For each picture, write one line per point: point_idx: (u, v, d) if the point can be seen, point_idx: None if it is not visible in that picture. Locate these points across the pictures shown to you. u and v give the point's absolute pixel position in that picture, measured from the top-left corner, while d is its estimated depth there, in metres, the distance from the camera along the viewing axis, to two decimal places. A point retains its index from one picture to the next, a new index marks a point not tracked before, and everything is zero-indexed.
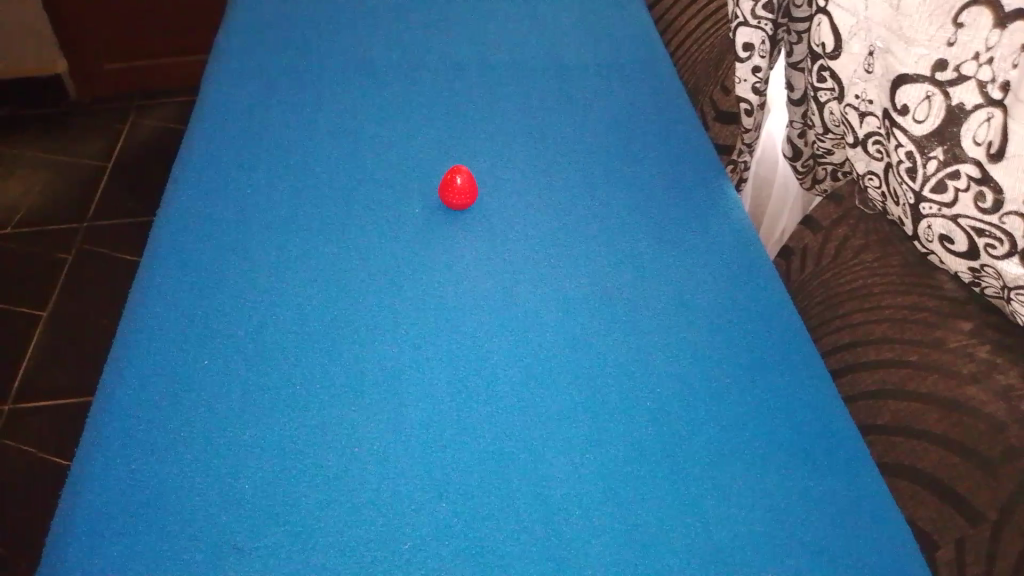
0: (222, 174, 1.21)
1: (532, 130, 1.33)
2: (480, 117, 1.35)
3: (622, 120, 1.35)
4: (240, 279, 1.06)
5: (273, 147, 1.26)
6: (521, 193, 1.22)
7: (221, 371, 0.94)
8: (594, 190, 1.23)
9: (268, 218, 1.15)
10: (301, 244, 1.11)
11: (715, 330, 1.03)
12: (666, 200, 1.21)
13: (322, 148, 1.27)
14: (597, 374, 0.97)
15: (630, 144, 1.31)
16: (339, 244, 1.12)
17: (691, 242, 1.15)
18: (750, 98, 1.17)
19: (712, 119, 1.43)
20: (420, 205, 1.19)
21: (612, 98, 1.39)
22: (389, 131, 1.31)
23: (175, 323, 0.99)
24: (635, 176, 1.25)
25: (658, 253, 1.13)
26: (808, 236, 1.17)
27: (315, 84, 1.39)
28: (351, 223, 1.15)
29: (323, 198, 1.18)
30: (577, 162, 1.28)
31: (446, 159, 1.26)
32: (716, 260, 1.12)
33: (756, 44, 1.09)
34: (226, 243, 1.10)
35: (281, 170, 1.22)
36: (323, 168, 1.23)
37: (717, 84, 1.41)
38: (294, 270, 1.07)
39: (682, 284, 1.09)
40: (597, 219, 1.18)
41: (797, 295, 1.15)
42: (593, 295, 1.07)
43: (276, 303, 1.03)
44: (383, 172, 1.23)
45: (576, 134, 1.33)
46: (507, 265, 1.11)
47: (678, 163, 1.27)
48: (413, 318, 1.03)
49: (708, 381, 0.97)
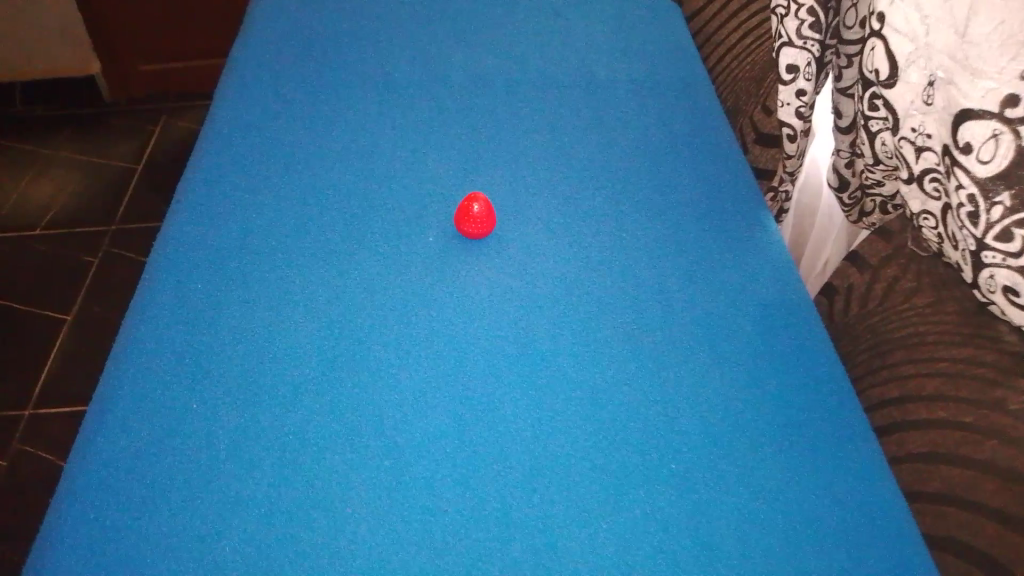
0: (231, 191, 1.15)
1: (558, 152, 1.25)
2: (504, 136, 1.28)
3: (655, 142, 1.27)
4: (241, 302, 0.99)
5: (286, 164, 1.20)
6: (545, 218, 1.14)
7: (215, 403, 0.87)
8: (622, 217, 1.15)
9: (274, 238, 1.08)
10: (307, 267, 1.04)
11: (750, 375, 0.94)
12: (700, 230, 1.13)
13: (336, 166, 1.20)
14: (619, 421, 0.89)
15: (663, 169, 1.23)
16: (349, 266, 1.05)
17: (725, 277, 1.06)
18: (793, 123, 1.09)
19: (751, 141, 1.35)
20: (436, 229, 1.11)
21: (644, 119, 1.31)
22: (407, 150, 1.24)
23: (167, 349, 0.92)
24: (667, 203, 1.17)
25: (691, 287, 1.05)
26: (852, 273, 1.08)
27: (331, 98, 1.33)
28: (362, 245, 1.08)
29: (334, 218, 1.12)
30: (605, 187, 1.20)
31: (466, 181, 1.19)
32: (752, 298, 1.03)
33: (801, 66, 1.01)
34: (229, 263, 1.04)
35: (291, 188, 1.16)
36: (336, 187, 1.16)
37: (759, 105, 1.32)
38: (298, 293, 1.00)
39: (716, 323, 1.00)
40: (624, 249, 1.10)
41: (841, 338, 1.05)
42: (618, 331, 0.98)
43: (276, 329, 0.95)
44: (399, 192, 1.17)
45: (606, 156, 1.25)
46: (527, 295, 1.03)
47: (715, 190, 1.19)
48: (422, 350, 0.94)
49: (742, 433, 0.88)
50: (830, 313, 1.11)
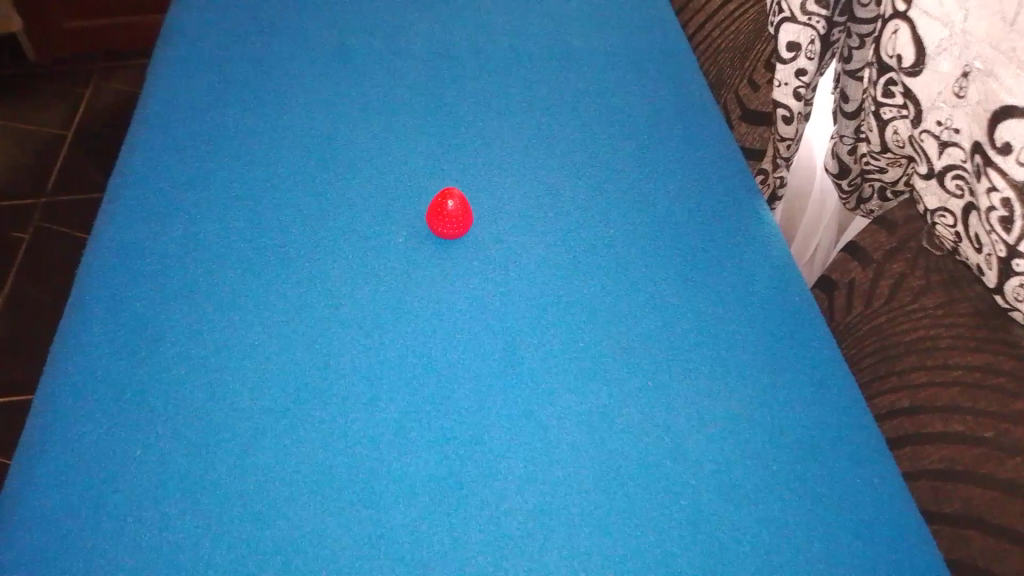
0: (174, 180, 1.01)
1: (536, 135, 1.14)
2: (474, 114, 1.16)
3: (641, 123, 1.17)
4: (191, 311, 0.86)
5: (235, 149, 1.06)
6: (528, 209, 1.03)
7: (164, 437, 0.75)
8: (608, 204, 1.05)
9: (224, 235, 0.95)
10: (263, 270, 0.91)
11: (763, 388, 0.85)
12: (698, 219, 1.03)
13: (287, 148, 1.07)
14: (623, 445, 0.79)
15: (652, 153, 1.13)
16: (311, 267, 0.92)
17: (722, 271, 0.97)
18: (790, 105, 1.00)
19: (736, 117, 1.27)
20: (403, 219, 1.00)
21: (627, 98, 1.21)
22: (367, 129, 1.12)
23: (101, 365, 0.80)
24: (655, 188, 1.08)
25: (692, 286, 0.95)
26: (856, 267, 1.01)
27: (280, 71, 1.19)
28: (324, 243, 0.95)
29: (290, 210, 0.99)
30: (591, 173, 1.09)
31: (434, 164, 1.08)
32: (753, 294, 0.95)
33: (804, 44, 0.92)
34: (175, 266, 0.91)
35: (239, 174, 1.03)
36: (287, 172, 1.04)
37: (745, 78, 1.24)
38: (253, 300, 0.88)
39: (721, 328, 0.91)
40: (612, 240, 1.00)
41: (845, 338, 0.98)
42: (616, 339, 0.89)
43: (231, 343, 0.83)
44: (364, 180, 1.04)
45: (589, 139, 1.14)
46: (512, 298, 0.92)
47: (705, 173, 1.10)
48: (398, 365, 0.83)
49: (759, 456, 0.80)
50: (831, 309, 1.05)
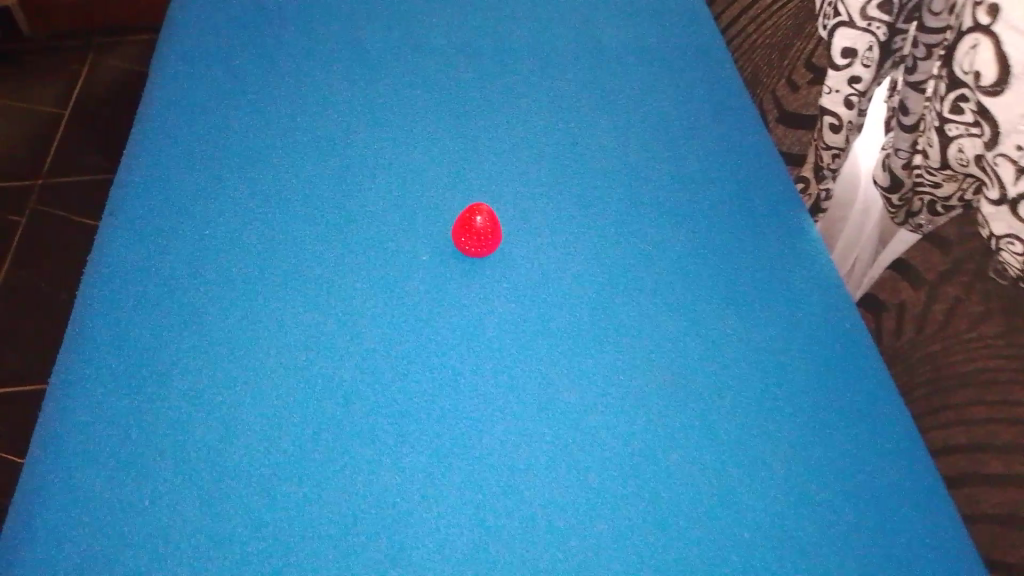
0: (181, 186, 0.94)
1: (566, 137, 1.07)
2: (499, 113, 1.09)
3: (678, 125, 1.10)
4: (202, 335, 0.79)
5: (245, 150, 0.99)
6: (560, 220, 0.96)
7: (178, 482, 0.69)
8: (643, 215, 0.98)
9: (236, 246, 0.88)
10: (276, 286, 0.85)
11: (817, 424, 0.79)
12: (742, 233, 0.97)
13: (301, 149, 1.00)
14: (668, 489, 0.73)
15: (691, 157, 1.05)
16: (328, 283, 0.86)
17: (766, 293, 0.91)
18: (840, 112, 0.94)
19: (772, 118, 1.21)
20: (425, 231, 0.93)
21: (662, 98, 1.14)
22: (385, 129, 1.04)
23: (102, 400, 0.74)
24: (692, 198, 1.01)
25: (739, 308, 0.89)
26: (906, 287, 0.95)
27: (292, 64, 1.11)
28: (343, 255, 0.89)
29: (306, 217, 0.92)
30: (626, 180, 1.02)
31: (458, 170, 1.01)
32: (801, 320, 0.88)
33: (860, 50, 0.86)
34: (185, 282, 0.84)
35: (248, 178, 0.96)
36: (300, 177, 0.96)
37: (784, 77, 1.18)
38: (268, 321, 0.81)
39: (771, 354, 0.84)
40: (648, 257, 0.93)
41: (893, 365, 0.92)
42: (660, 366, 0.82)
43: (246, 370, 0.77)
44: (383, 185, 0.97)
45: (623, 142, 1.07)
46: (546, 320, 0.85)
47: (745, 182, 1.03)
48: (424, 396, 0.77)
49: (813, 501, 0.74)
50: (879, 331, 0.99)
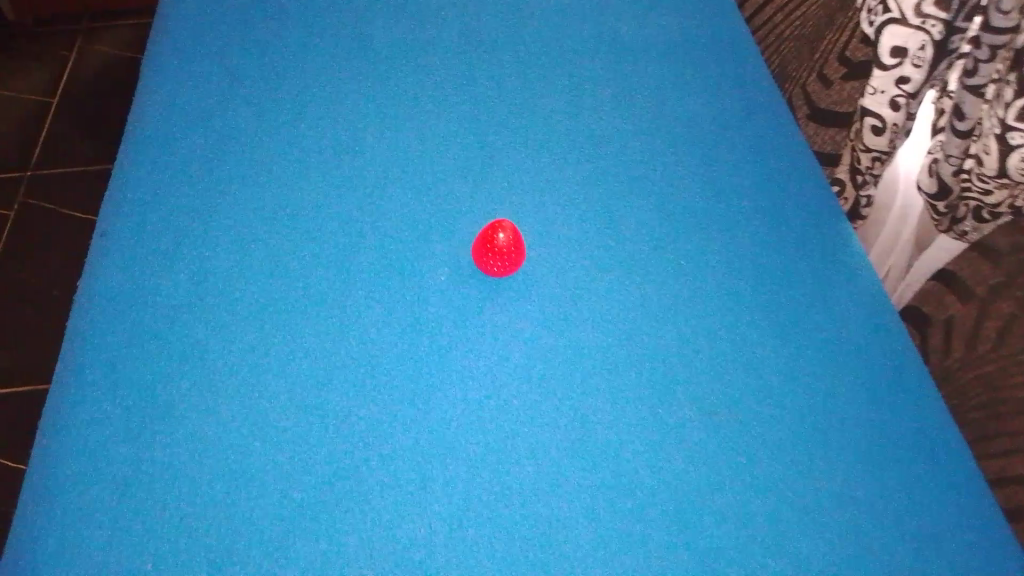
0: (173, 177, 0.84)
1: (597, 126, 0.96)
2: (518, 96, 0.99)
3: (717, 112, 1.00)
4: (194, 348, 0.69)
5: (241, 140, 0.89)
6: (594, 215, 0.86)
7: (171, 519, 0.59)
8: (685, 208, 0.88)
9: (232, 249, 0.78)
10: (277, 294, 0.74)
11: (898, 452, 0.69)
12: (795, 231, 0.87)
13: (302, 139, 0.90)
14: (737, 530, 0.63)
15: (733, 148, 0.95)
16: (334, 293, 0.75)
17: (828, 295, 0.81)
18: (885, 115, 0.88)
19: (803, 116, 1.14)
20: (444, 229, 0.83)
21: (698, 82, 1.04)
22: (395, 116, 0.94)
23: (80, 431, 0.64)
24: (737, 190, 0.90)
25: (800, 315, 0.78)
26: (953, 301, 0.89)
27: (289, 47, 1.01)
28: (351, 257, 0.78)
29: (309, 215, 0.82)
30: (665, 170, 0.92)
31: (478, 159, 0.90)
32: (870, 324, 0.78)
33: (912, 49, 0.81)
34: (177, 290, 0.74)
35: (244, 172, 0.85)
36: (302, 170, 0.86)
37: (814, 72, 1.12)
38: (269, 337, 0.71)
39: (840, 369, 0.74)
40: (695, 255, 0.83)
41: (943, 387, 0.88)
42: (718, 383, 0.72)
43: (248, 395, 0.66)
44: (395, 178, 0.86)
45: (660, 129, 0.97)
46: (583, 329, 0.75)
47: (793, 174, 0.93)
48: (452, 423, 0.67)
49: (899, 541, 0.64)
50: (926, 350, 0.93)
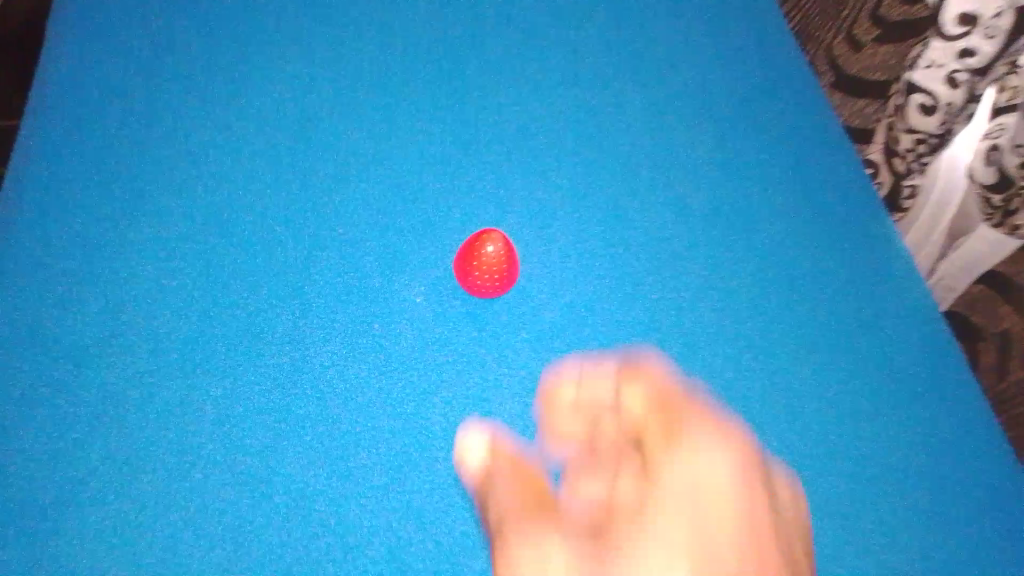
0: (93, 228, 0.72)
1: (601, 121, 0.83)
2: (487, 101, 0.84)
3: (735, 100, 0.86)
4: (118, 460, 0.59)
5: (183, 163, 0.77)
6: (606, 238, 0.75)
7: None
8: (685, 245, 0.75)
9: (189, 301, 0.68)
10: (239, 358, 0.65)
11: (960, 520, 0.61)
12: (823, 258, 0.75)
13: (234, 170, 0.76)
14: None
15: (762, 142, 0.83)
16: (295, 354, 0.65)
17: (850, 355, 0.69)
18: (939, 94, 0.78)
19: (828, 83, 1.00)
20: (405, 270, 0.71)
21: (716, 60, 0.90)
22: (341, 136, 0.80)
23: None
24: (745, 219, 0.77)
25: (833, 358, 0.69)
26: (1008, 313, 0.77)
27: (213, 47, 0.86)
28: (311, 297, 0.69)
29: (250, 269, 0.70)
30: (686, 177, 0.80)
31: (442, 185, 0.77)
32: (898, 396, 0.67)
33: (985, 16, 0.72)
34: (128, 362, 0.64)
35: (166, 220, 0.73)
36: (231, 211, 0.74)
37: (841, 33, 0.97)
38: (229, 416, 0.61)
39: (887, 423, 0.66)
40: (697, 305, 0.71)
41: (1000, 415, 0.76)
42: None
43: (214, 493, 0.58)
44: (355, 205, 0.75)
45: (676, 124, 0.84)
46: (595, 370, 0.62)
47: (812, 191, 0.79)
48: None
49: None
50: (976, 364, 0.80)
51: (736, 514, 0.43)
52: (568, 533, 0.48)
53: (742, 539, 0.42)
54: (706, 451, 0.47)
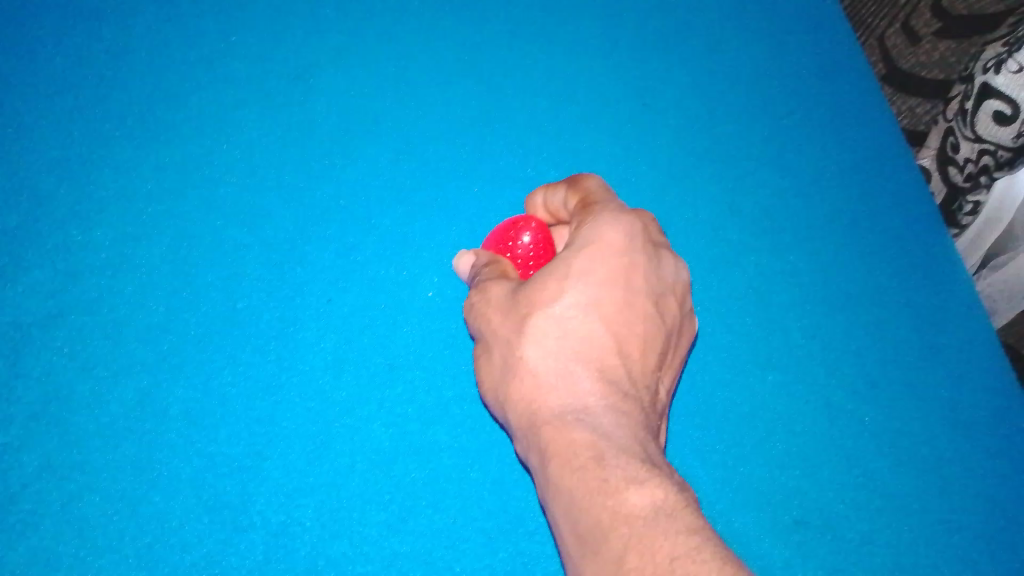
0: (34, 129, 0.55)
1: (642, 66, 0.70)
2: (519, 26, 0.69)
3: (803, 70, 0.75)
4: (36, 470, 0.44)
5: (142, 60, 0.60)
6: (639, 202, 0.63)
7: None
8: (744, 236, 0.64)
9: (120, 222, 0.53)
10: (184, 299, 0.50)
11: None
12: (892, 272, 0.65)
13: (204, 79, 0.60)
14: None
15: (815, 119, 0.72)
16: (281, 310, 0.51)
17: (919, 387, 0.60)
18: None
19: (878, 76, 0.92)
20: (419, 233, 0.56)
21: (769, 17, 0.77)
22: (339, 41, 0.64)
23: None
24: (807, 215, 0.67)
25: (900, 391, 0.60)
26: None
27: None
28: (295, 268, 0.52)
29: (227, 208, 0.54)
30: (730, 145, 0.68)
31: (466, 119, 0.62)
32: (968, 440, 0.59)
33: None
34: (36, 294, 0.49)
35: (116, 139, 0.56)
36: (199, 142, 0.57)
37: (898, 22, 0.89)
38: (161, 377, 0.47)
39: (939, 462, 0.58)
40: (756, 312, 0.61)
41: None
42: (789, 533, 0.53)
43: (135, 480, 0.44)
44: (356, 136, 0.59)
45: (720, 83, 0.72)
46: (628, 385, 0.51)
47: (881, 191, 0.70)
48: (449, 538, 0.45)
49: None
50: None
51: (619, 263, 0.45)
52: (504, 288, 0.46)
53: (615, 287, 0.45)
54: (609, 215, 0.46)
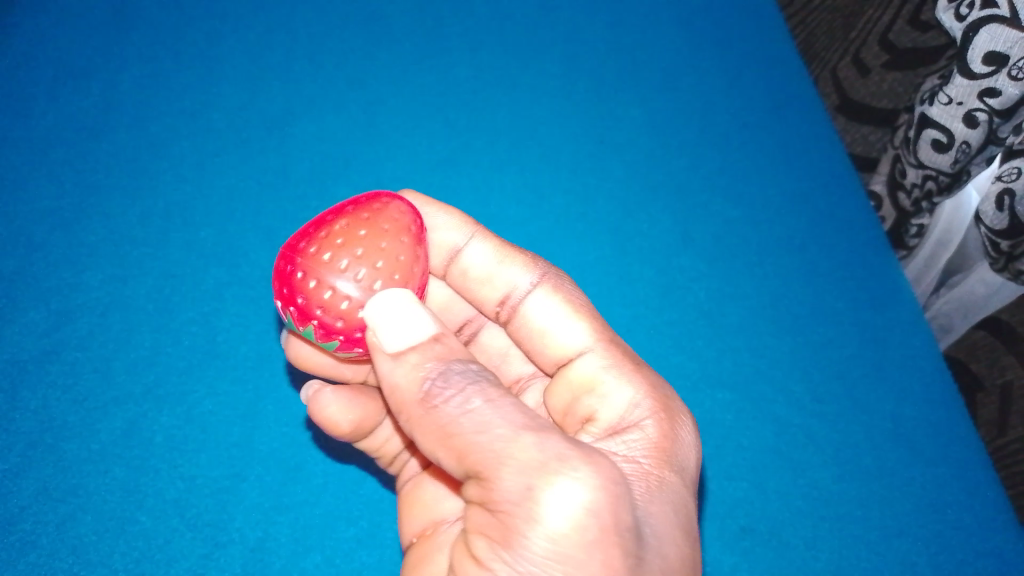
0: (30, 181, 0.60)
1: (598, 106, 0.75)
2: (482, 71, 0.74)
3: (753, 105, 0.79)
4: (31, 498, 0.47)
5: (128, 115, 0.64)
6: (596, 235, 0.67)
7: None
8: (695, 264, 0.68)
9: (109, 265, 0.57)
10: (168, 335, 0.54)
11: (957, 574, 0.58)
12: (836, 293, 0.70)
13: (186, 131, 0.64)
14: None
15: (763, 151, 0.77)
16: (256, 344, 0.55)
17: (861, 400, 0.64)
18: (956, 132, 0.75)
19: (832, 105, 0.96)
20: None
21: (720, 56, 0.82)
22: (311, 90, 0.68)
23: None
24: (756, 242, 0.71)
25: (843, 405, 0.64)
26: (1013, 363, 0.75)
27: None
28: (270, 304, 0.57)
29: (206, 251, 0.59)
30: (683, 178, 0.73)
31: (431, 162, 0.67)
32: (909, 449, 0.63)
33: (1015, 58, 0.68)
34: (31, 333, 0.53)
35: (104, 187, 0.60)
36: (181, 189, 0.61)
37: (848, 54, 0.93)
38: (146, 407, 0.51)
39: (880, 471, 0.61)
40: (705, 334, 0.65)
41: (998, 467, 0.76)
42: (734, 539, 0.56)
43: (123, 502, 0.48)
44: (327, 180, 0.64)
45: (674, 120, 0.76)
46: None
47: (826, 216, 0.74)
48: None
49: None
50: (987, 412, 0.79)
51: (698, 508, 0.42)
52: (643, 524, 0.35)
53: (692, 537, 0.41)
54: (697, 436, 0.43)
